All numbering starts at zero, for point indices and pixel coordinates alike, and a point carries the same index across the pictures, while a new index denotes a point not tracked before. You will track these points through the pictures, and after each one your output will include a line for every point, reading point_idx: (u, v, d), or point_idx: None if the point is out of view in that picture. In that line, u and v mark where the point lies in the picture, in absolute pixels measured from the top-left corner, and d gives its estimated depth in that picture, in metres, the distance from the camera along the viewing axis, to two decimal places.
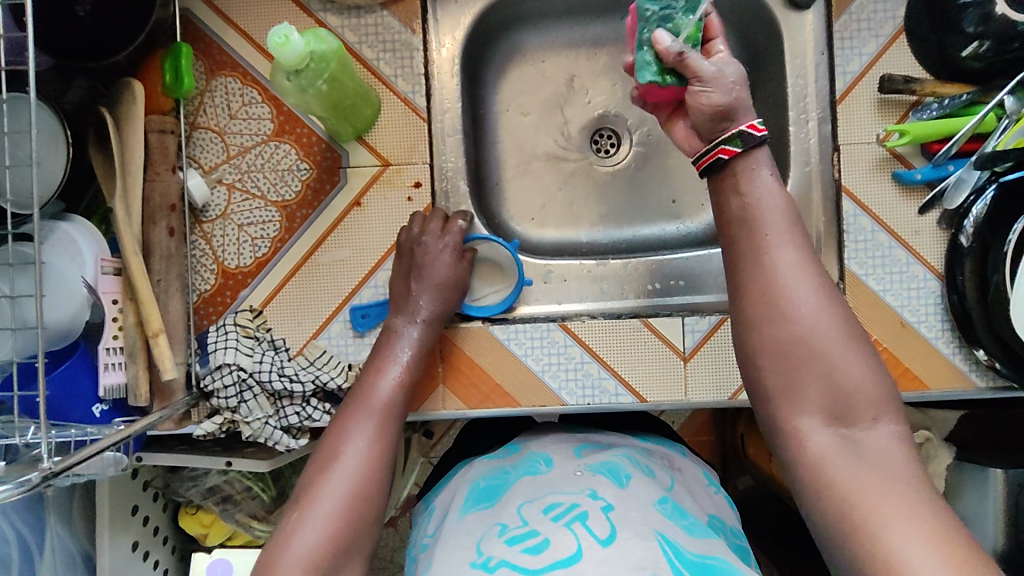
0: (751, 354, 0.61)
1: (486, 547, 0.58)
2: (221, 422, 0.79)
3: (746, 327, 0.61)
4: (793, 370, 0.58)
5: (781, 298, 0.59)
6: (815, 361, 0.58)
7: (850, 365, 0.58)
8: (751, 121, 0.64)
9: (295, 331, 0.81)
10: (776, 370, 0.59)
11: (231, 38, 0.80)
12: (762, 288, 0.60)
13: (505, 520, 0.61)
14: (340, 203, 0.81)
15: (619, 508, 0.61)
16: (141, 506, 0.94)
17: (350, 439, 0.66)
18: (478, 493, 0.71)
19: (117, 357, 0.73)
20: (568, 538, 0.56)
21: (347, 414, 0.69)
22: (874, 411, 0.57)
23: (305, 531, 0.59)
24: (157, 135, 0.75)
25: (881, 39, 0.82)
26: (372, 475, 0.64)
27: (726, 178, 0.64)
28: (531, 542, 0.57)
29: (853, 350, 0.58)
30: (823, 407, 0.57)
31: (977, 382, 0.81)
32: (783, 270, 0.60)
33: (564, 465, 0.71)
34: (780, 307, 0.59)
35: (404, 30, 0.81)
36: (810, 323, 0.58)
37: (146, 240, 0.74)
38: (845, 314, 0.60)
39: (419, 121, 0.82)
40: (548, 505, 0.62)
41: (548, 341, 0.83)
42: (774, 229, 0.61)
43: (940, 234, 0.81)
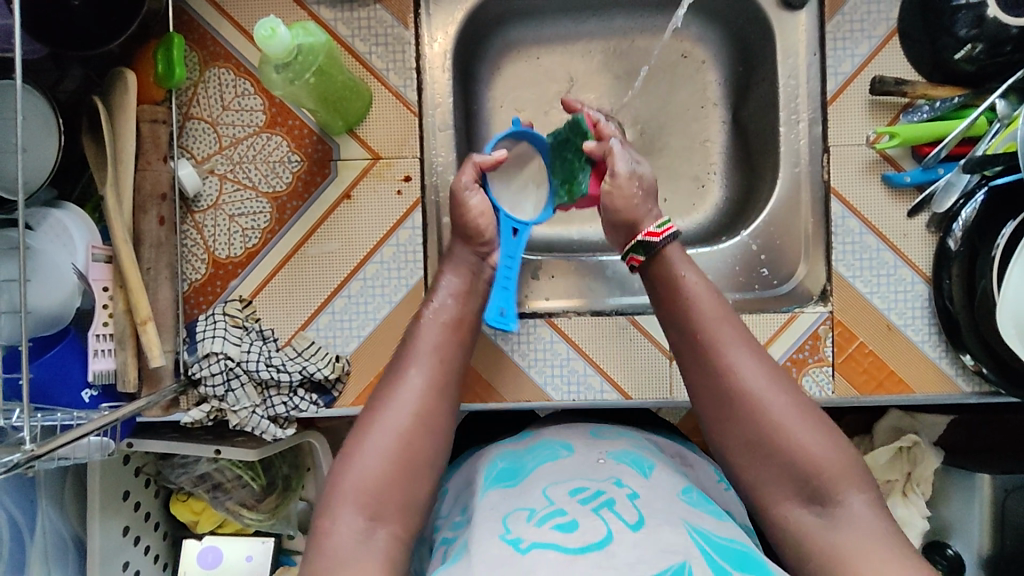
0: (722, 443, 0.65)
1: (513, 526, 0.59)
2: (209, 410, 0.80)
3: (710, 418, 0.66)
4: (760, 453, 0.62)
5: (731, 379, 0.64)
6: (774, 421, 0.62)
7: (812, 442, 0.61)
8: (648, 228, 0.72)
9: (284, 323, 0.82)
10: (743, 451, 0.63)
11: (224, 30, 0.81)
12: (714, 386, 0.65)
13: (532, 503, 0.62)
14: (331, 195, 0.82)
15: (644, 495, 0.62)
16: (132, 492, 0.95)
17: (409, 371, 0.68)
18: (501, 470, 0.70)
19: (106, 344, 0.74)
20: (595, 521, 0.58)
21: (401, 359, 0.70)
22: (843, 483, 0.60)
23: (354, 479, 0.61)
24: (149, 125, 0.75)
25: (874, 40, 0.82)
26: (424, 413, 0.66)
27: (653, 279, 0.71)
28: (561, 520, 0.58)
29: (810, 425, 0.62)
30: (794, 487, 0.61)
31: (963, 387, 0.81)
32: (733, 363, 0.65)
33: (586, 451, 0.71)
34: (732, 399, 0.64)
35: (396, 25, 0.82)
36: (768, 398, 0.63)
37: (136, 228, 0.75)
38: (790, 383, 0.65)
39: (410, 116, 0.82)
40: (573, 489, 0.63)
41: (534, 337, 0.83)
42: (714, 323, 0.67)
43: (929, 237, 0.81)
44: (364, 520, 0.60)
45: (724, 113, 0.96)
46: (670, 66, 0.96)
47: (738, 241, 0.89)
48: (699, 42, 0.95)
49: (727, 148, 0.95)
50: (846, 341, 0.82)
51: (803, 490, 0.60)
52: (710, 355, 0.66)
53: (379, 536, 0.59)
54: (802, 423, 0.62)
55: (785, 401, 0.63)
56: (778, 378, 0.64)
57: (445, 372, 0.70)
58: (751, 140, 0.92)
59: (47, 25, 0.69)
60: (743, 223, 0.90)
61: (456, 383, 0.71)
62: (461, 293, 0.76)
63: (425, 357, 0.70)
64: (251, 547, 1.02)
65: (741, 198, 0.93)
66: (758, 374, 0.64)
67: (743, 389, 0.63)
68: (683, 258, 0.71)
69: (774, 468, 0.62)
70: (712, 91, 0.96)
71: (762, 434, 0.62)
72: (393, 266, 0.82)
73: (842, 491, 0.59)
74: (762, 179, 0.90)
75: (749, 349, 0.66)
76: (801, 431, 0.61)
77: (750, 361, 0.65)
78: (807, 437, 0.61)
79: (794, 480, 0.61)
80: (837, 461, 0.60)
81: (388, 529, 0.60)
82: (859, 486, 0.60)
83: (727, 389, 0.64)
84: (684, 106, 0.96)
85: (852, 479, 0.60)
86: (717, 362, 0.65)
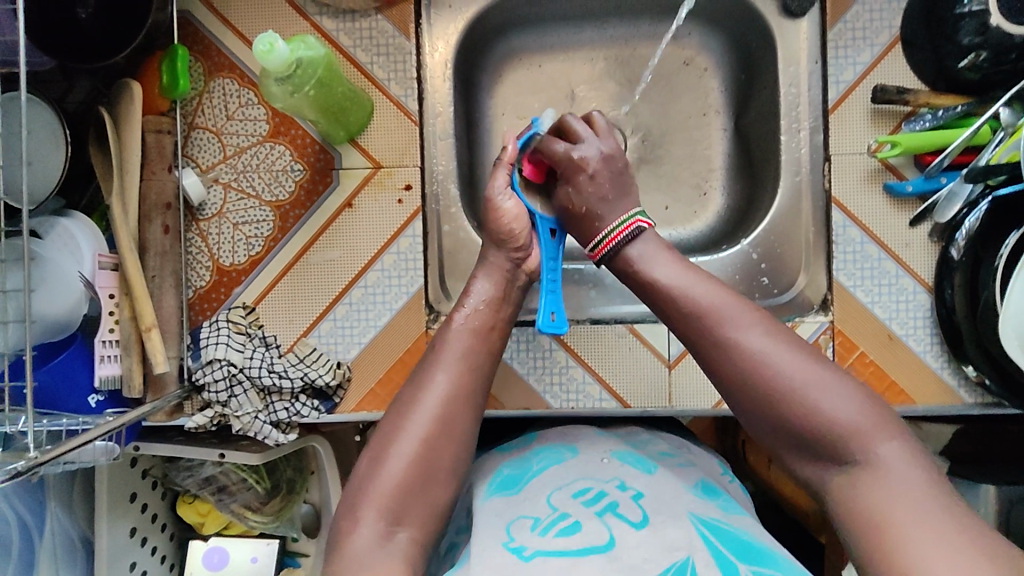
0: (738, 414, 0.62)
1: (518, 533, 0.59)
2: (213, 415, 0.81)
3: (719, 389, 0.63)
4: (776, 420, 0.59)
5: (730, 353, 0.61)
6: (782, 386, 0.59)
7: (827, 399, 0.57)
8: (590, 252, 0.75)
9: (287, 329, 0.83)
10: (757, 421, 0.60)
11: (229, 40, 0.82)
12: (711, 356, 0.62)
13: (536, 511, 0.62)
14: (332, 204, 0.83)
15: (649, 494, 0.63)
16: (140, 494, 0.96)
17: (435, 377, 0.68)
18: (508, 472, 0.71)
19: (112, 350, 0.75)
20: (600, 528, 0.58)
21: (426, 367, 0.70)
22: (874, 434, 0.55)
23: (378, 482, 0.62)
24: (154, 135, 0.76)
25: (876, 48, 0.82)
26: (446, 415, 0.66)
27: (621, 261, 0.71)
28: (564, 526, 0.59)
29: (823, 382, 0.58)
30: (821, 449, 0.57)
31: (966, 397, 0.81)
32: (726, 326, 0.62)
33: (589, 451, 0.72)
34: (731, 366, 0.61)
35: (397, 35, 0.82)
36: (772, 366, 0.59)
37: (142, 237, 0.76)
38: (792, 340, 0.61)
39: (411, 125, 0.83)
40: (576, 491, 0.64)
41: (533, 345, 0.84)
42: (698, 291, 0.65)
43: (931, 247, 0.81)
44: (384, 524, 0.60)
45: (725, 121, 0.95)
46: (672, 73, 0.96)
47: (739, 250, 0.88)
48: (701, 50, 0.95)
49: (728, 156, 0.95)
50: (846, 351, 0.81)
51: (828, 451, 0.57)
52: (704, 331, 0.63)
53: (400, 537, 0.60)
54: (815, 382, 0.58)
55: (792, 362, 0.59)
56: (779, 340, 0.61)
57: (471, 380, 0.70)
58: (752, 148, 0.92)
59: (51, 26, 0.70)
60: (744, 231, 0.90)
61: (484, 390, 0.71)
62: (492, 301, 0.75)
63: (451, 364, 0.70)
64: (256, 549, 1.04)
65: (742, 206, 0.93)
66: (757, 341, 0.61)
67: (746, 362, 0.60)
68: (652, 240, 0.70)
69: (791, 438, 0.58)
70: (714, 98, 0.95)
71: (773, 404, 0.59)
72: (394, 273, 0.83)
73: (872, 441, 0.55)
74: (763, 187, 0.90)
75: (744, 313, 0.63)
76: (810, 393, 0.58)
77: (746, 327, 0.62)
78: (818, 395, 0.57)
79: (811, 447, 0.57)
80: (857, 415, 0.56)
81: (408, 532, 0.61)
82: (888, 432, 0.56)
83: (727, 362, 0.61)
84: (685, 113, 0.96)
85: (875, 430, 0.56)
86: (713, 337, 0.62)
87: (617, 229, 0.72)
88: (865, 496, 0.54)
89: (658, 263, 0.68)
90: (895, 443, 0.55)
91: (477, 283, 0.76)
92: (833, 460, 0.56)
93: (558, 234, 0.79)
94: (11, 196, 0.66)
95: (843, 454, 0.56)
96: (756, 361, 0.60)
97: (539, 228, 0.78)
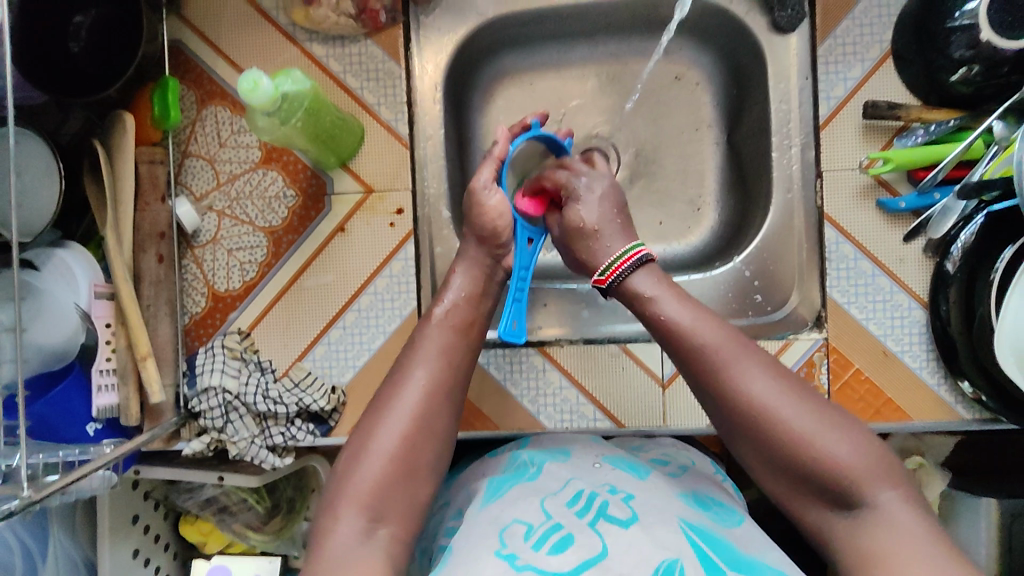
0: (744, 458, 0.61)
1: (511, 539, 0.58)
2: (209, 441, 0.82)
3: (727, 434, 0.62)
4: (783, 466, 0.58)
5: (737, 397, 0.60)
6: (792, 434, 0.57)
7: (835, 448, 0.57)
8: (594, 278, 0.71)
9: (281, 353, 0.84)
10: (764, 466, 0.59)
11: (220, 69, 0.83)
12: (718, 402, 0.61)
13: (528, 517, 0.60)
14: (325, 229, 0.83)
15: (640, 497, 0.62)
16: (142, 516, 0.97)
17: (412, 372, 0.67)
18: (503, 477, 0.69)
19: (109, 379, 0.76)
20: (592, 536, 0.57)
21: (404, 364, 0.68)
22: (877, 483, 0.55)
23: (358, 478, 0.60)
24: (147, 166, 0.78)
25: (867, 63, 0.81)
26: (421, 409, 0.64)
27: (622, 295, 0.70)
28: (557, 536, 0.57)
29: (831, 430, 0.57)
30: (825, 495, 0.57)
31: (964, 414, 0.80)
32: (734, 372, 0.60)
33: (582, 456, 0.71)
34: (739, 414, 0.60)
35: (387, 60, 0.83)
36: (781, 416, 0.58)
37: (137, 267, 0.77)
38: (798, 385, 0.60)
39: (401, 149, 0.83)
40: (569, 499, 0.63)
41: (526, 366, 0.84)
42: (705, 333, 0.63)
43: (926, 262, 0.80)
44: (364, 522, 0.59)
45: (718, 135, 0.95)
46: (663, 89, 0.96)
47: (731, 267, 0.88)
48: (692, 65, 0.95)
49: (721, 171, 0.95)
50: (841, 368, 0.81)
51: (830, 497, 0.57)
52: (711, 375, 0.61)
53: (379, 535, 0.59)
54: (822, 428, 0.58)
55: (797, 408, 0.59)
56: (784, 385, 0.60)
57: (450, 377, 0.68)
58: (745, 163, 0.92)
59: (42, 49, 0.68)
60: (737, 248, 0.90)
61: (462, 385, 0.69)
62: (471, 296, 0.74)
63: (431, 357, 0.68)
64: (259, 567, 0.99)
65: (736, 220, 0.93)
66: (764, 386, 0.59)
67: (754, 410, 0.59)
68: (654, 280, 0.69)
69: (797, 485, 0.58)
70: (706, 113, 0.95)
71: (779, 450, 0.58)
72: (387, 296, 0.83)
73: (877, 490, 0.55)
74: (756, 201, 0.89)
75: (751, 359, 0.61)
76: (819, 441, 0.57)
77: (755, 373, 0.60)
78: (827, 444, 0.57)
79: (817, 493, 0.57)
80: (863, 464, 0.56)
81: (388, 529, 0.60)
82: (891, 481, 0.56)
83: (734, 408, 0.60)
84: (678, 129, 0.96)
85: (881, 478, 0.56)
86: (720, 383, 0.61)
87: (620, 259, 0.70)
88: (868, 544, 0.54)
89: (665, 300, 0.67)
90: (900, 492, 0.55)
91: (468, 284, 0.75)
92: (839, 505, 0.56)
93: (534, 243, 0.78)
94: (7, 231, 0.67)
95: (848, 502, 0.56)
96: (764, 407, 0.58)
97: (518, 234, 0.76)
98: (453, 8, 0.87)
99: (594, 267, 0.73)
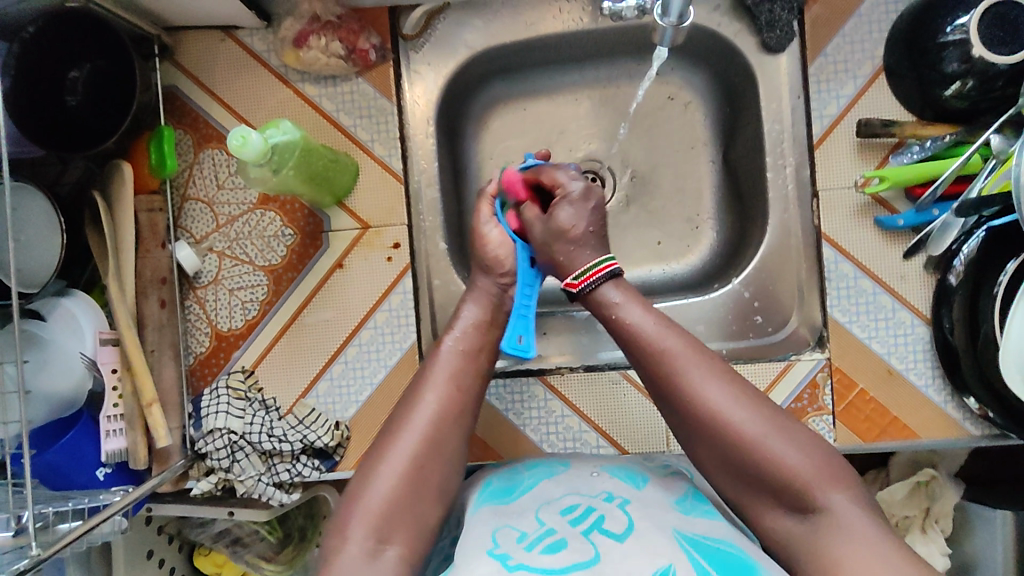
0: (698, 460, 0.61)
1: (503, 542, 0.55)
2: (217, 481, 0.83)
3: (683, 436, 0.61)
4: (734, 467, 0.58)
5: (691, 401, 0.60)
6: (745, 436, 0.57)
7: (784, 451, 0.56)
8: (567, 280, 0.71)
9: (284, 390, 0.85)
10: (718, 468, 0.59)
11: (215, 112, 0.84)
12: (675, 404, 0.61)
13: (521, 524, 0.57)
14: (323, 265, 0.84)
15: (637, 505, 0.59)
16: (156, 550, 0.97)
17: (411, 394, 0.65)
18: (497, 486, 0.66)
19: (117, 424, 0.76)
20: (584, 543, 0.54)
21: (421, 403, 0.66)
22: (825, 486, 0.55)
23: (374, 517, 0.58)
24: (147, 215, 0.80)
25: (859, 80, 0.80)
26: (423, 435, 0.62)
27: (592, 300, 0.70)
28: (550, 541, 0.54)
29: (782, 435, 0.57)
30: (774, 497, 0.56)
31: (972, 430, 0.79)
32: (689, 373, 0.61)
33: (580, 466, 0.68)
34: (693, 415, 0.59)
35: (379, 97, 0.84)
36: (734, 418, 0.58)
37: (140, 313, 0.79)
38: (753, 391, 0.60)
39: (396, 184, 0.84)
40: (564, 508, 0.59)
41: (528, 395, 0.84)
42: (664, 338, 0.63)
43: (928, 278, 0.79)
44: (360, 544, 0.56)
45: (713, 153, 0.95)
46: (657, 110, 0.95)
47: (731, 289, 0.87)
48: (684, 85, 0.94)
49: (718, 190, 0.95)
50: (845, 389, 0.80)
51: (782, 500, 0.56)
52: (667, 379, 0.62)
53: (388, 554, 0.56)
54: (775, 430, 0.58)
55: (752, 410, 0.58)
56: (739, 390, 0.60)
57: (467, 420, 0.66)
58: (741, 182, 0.91)
59: (35, 101, 0.69)
60: (735, 268, 0.89)
61: (474, 415, 0.67)
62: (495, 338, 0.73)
63: (427, 381, 0.66)
64: None
65: (734, 239, 0.92)
66: (719, 389, 0.59)
67: (707, 411, 0.59)
68: (617, 290, 0.69)
69: (748, 487, 0.57)
70: (700, 131, 0.95)
71: (731, 451, 0.58)
72: (386, 330, 0.84)
73: (828, 494, 0.55)
74: (753, 221, 0.89)
75: (708, 364, 0.61)
76: (769, 443, 0.57)
77: (712, 379, 0.60)
78: (776, 446, 0.56)
79: (771, 496, 0.56)
80: (814, 468, 0.56)
81: (396, 548, 0.57)
82: (842, 484, 0.55)
83: (690, 412, 0.60)
84: (673, 148, 0.95)
85: (831, 481, 0.55)
86: (677, 387, 0.61)
87: (597, 266, 0.70)
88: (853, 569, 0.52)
89: (631, 306, 0.67)
90: (850, 492, 0.55)
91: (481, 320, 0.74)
92: (792, 508, 0.56)
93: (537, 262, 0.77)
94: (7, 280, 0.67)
95: (799, 504, 0.55)
96: (718, 410, 0.58)
97: (518, 257, 0.76)
98: (442, 42, 0.87)
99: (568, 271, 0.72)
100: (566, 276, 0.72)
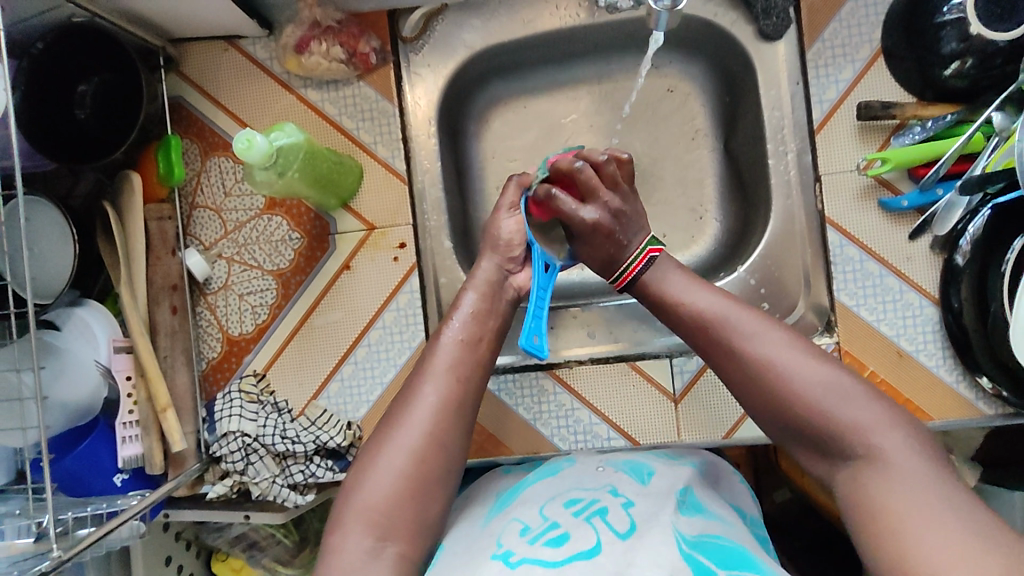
0: (756, 417, 0.61)
1: (506, 540, 0.54)
2: (232, 484, 0.84)
3: (739, 393, 0.62)
4: (789, 420, 0.58)
5: (742, 359, 0.61)
6: (797, 390, 0.57)
7: (838, 403, 0.56)
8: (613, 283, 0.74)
9: (297, 393, 0.86)
10: (773, 424, 0.60)
11: (221, 120, 0.86)
12: (729, 362, 0.62)
13: (526, 518, 0.57)
14: (330, 267, 0.85)
15: (639, 504, 0.58)
16: (175, 556, 0.97)
17: (419, 387, 0.65)
18: (504, 492, 0.66)
19: (132, 430, 0.77)
20: (587, 531, 0.54)
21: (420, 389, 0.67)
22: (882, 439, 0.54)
23: (388, 511, 0.58)
24: (156, 223, 0.81)
25: (858, 64, 0.81)
26: (433, 430, 0.63)
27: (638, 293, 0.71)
28: (552, 535, 0.54)
29: (839, 389, 0.57)
30: (827, 452, 0.56)
31: (985, 409, 0.78)
32: (739, 330, 0.62)
33: (586, 462, 0.69)
34: (747, 371, 0.60)
35: (381, 99, 0.85)
36: (788, 372, 0.58)
37: (152, 320, 0.80)
38: (808, 346, 0.60)
39: (399, 184, 0.85)
40: (567, 502, 0.59)
41: (537, 390, 0.84)
42: (711, 304, 0.65)
43: (934, 259, 0.79)
44: (373, 539, 0.57)
45: (714, 143, 0.95)
46: (656, 102, 0.96)
47: (736, 277, 0.87)
48: (683, 77, 0.95)
49: (721, 179, 0.95)
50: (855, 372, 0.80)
51: (833, 458, 0.56)
52: (719, 340, 0.63)
53: (388, 553, 0.56)
54: (830, 385, 0.57)
55: (810, 368, 0.58)
56: (795, 346, 0.60)
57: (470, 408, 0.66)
58: (743, 171, 0.92)
59: (47, 117, 0.71)
60: (742, 256, 0.89)
61: (473, 401, 0.67)
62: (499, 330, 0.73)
63: (438, 375, 0.66)
64: None
65: (739, 227, 0.92)
66: (770, 345, 0.60)
67: (761, 367, 0.59)
68: (665, 266, 0.71)
69: (808, 441, 0.57)
70: (700, 122, 0.95)
71: (785, 406, 0.58)
72: (395, 330, 0.84)
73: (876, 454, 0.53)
74: (757, 209, 0.89)
75: (763, 324, 0.62)
76: (823, 397, 0.56)
77: (767, 338, 0.61)
78: (831, 401, 0.56)
79: (810, 443, 0.57)
80: (872, 421, 0.54)
81: (397, 546, 0.57)
82: (898, 431, 0.54)
83: (742, 369, 0.61)
84: (674, 140, 0.96)
85: (884, 430, 0.54)
86: (727, 346, 0.62)
87: (633, 265, 0.72)
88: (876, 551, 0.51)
89: (677, 280, 0.69)
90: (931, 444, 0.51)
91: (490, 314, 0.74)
92: (835, 474, 0.55)
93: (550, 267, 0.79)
94: (16, 283, 0.68)
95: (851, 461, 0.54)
96: (771, 367, 0.59)
97: (536, 257, 0.77)
98: (441, 43, 0.88)
99: (614, 271, 0.74)
100: (611, 273, 0.75)
